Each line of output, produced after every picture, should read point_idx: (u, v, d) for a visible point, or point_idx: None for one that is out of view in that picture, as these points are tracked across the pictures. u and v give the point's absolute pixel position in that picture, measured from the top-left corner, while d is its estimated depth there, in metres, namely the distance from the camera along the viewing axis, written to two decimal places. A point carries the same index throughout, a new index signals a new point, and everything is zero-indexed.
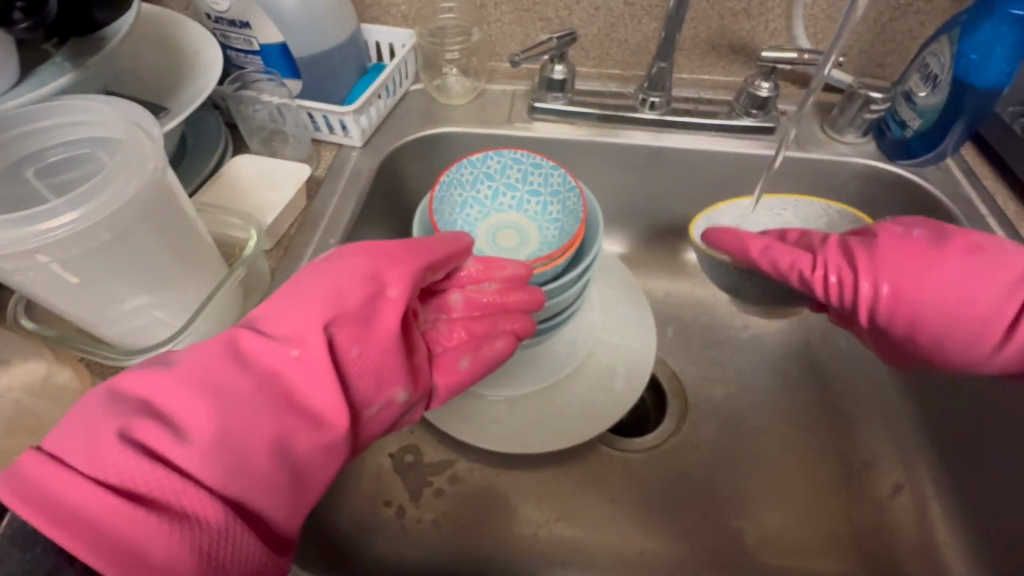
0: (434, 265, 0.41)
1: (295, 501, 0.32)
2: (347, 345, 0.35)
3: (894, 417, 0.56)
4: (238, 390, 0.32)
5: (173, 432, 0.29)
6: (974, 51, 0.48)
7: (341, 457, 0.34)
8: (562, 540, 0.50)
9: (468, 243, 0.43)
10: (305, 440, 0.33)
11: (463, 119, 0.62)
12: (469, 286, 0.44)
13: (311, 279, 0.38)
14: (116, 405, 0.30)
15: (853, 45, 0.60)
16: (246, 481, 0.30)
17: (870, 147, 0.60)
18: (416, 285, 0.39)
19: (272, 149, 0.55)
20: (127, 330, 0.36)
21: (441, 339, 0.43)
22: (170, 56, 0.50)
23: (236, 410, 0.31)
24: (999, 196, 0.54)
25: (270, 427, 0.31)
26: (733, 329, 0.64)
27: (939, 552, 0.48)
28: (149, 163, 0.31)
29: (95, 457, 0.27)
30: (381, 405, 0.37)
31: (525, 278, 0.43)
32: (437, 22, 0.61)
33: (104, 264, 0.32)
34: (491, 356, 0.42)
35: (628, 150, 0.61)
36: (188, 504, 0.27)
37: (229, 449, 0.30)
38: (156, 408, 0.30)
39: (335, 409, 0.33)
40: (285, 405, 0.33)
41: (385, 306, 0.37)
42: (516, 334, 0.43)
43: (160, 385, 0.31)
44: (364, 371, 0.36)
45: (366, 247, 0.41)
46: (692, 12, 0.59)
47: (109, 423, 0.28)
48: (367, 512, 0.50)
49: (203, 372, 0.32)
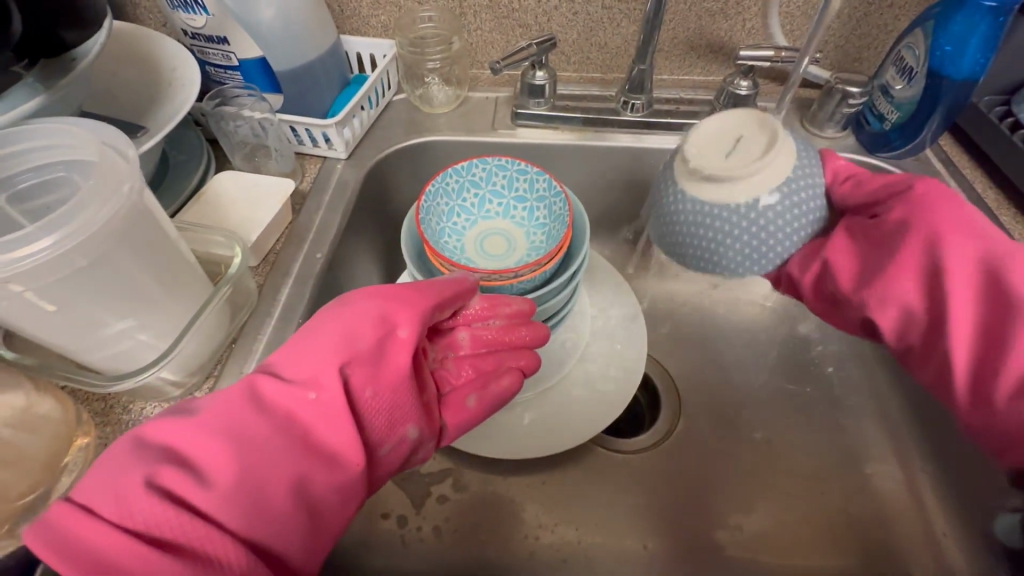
0: (441, 305, 0.40)
1: (313, 543, 0.32)
2: (362, 386, 0.35)
3: (887, 408, 0.56)
4: (257, 433, 0.31)
5: (195, 477, 0.29)
6: (947, 44, 0.49)
7: (357, 497, 0.34)
8: (563, 543, 0.50)
9: (471, 284, 0.41)
10: (322, 481, 0.32)
11: (447, 127, 0.63)
12: (475, 324, 0.43)
13: (326, 323, 0.38)
14: (138, 452, 0.30)
15: (830, 41, 0.60)
16: (267, 524, 0.30)
17: (849, 141, 0.61)
18: (427, 326, 0.39)
19: (256, 165, 0.55)
20: (110, 356, 0.35)
21: (450, 378, 0.43)
22: (146, 73, 0.50)
23: (257, 454, 0.31)
24: (979, 184, 0.55)
25: (290, 469, 0.31)
26: (725, 326, 0.64)
27: (938, 543, 0.48)
28: (124, 185, 0.31)
29: (123, 505, 0.27)
30: (393, 444, 0.36)
31: (529, 313, 0.43)
32: (417, 32, 0.60)
33: (84, 292, 0.31)
34: (497, 395, 0.41)
35: (612, 153, 0.61)
36: (212, 550, 0.27)
37: (248, 493, 0.30)
38: (180, 454, 0.30)
39: (353, 450, 0.33)
40: (304, 447, 0.32)
41: (396, 347, 0.37)
42: (521, 370, 0.43)
43: (181, 430, 0.31)
44: (377, 411, 0.35)
45: (374, 290, 0.41)
46: (670, 14, 0.60)
47: (134, 471, 0.28)
48: (366, 525, 0.50)
49: (224, 418, 0.32)
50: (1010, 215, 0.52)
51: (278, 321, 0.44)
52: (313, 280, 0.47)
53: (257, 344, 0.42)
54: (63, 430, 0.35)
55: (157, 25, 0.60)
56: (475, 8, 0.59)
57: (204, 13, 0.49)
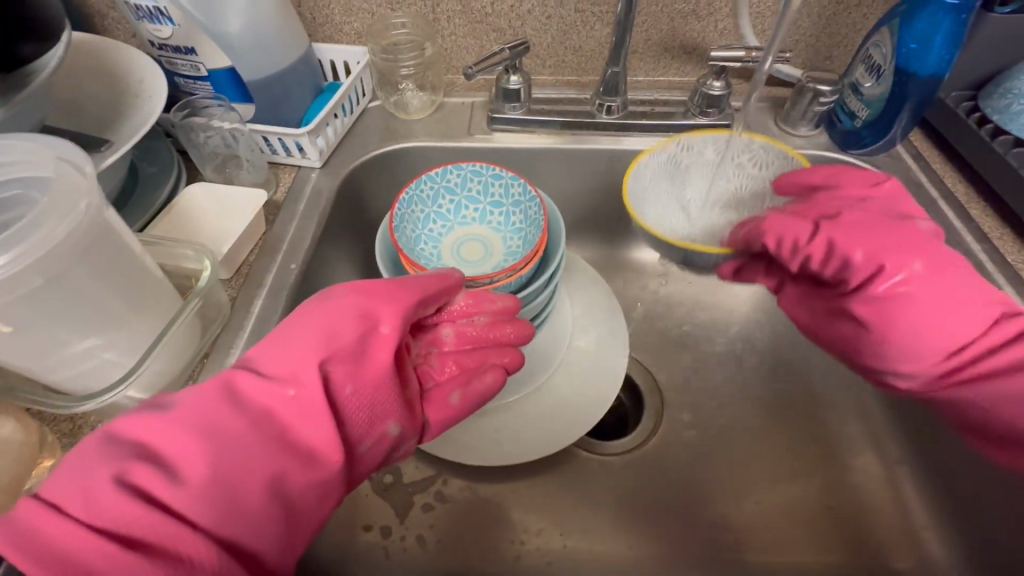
0: (424, 301, 0.39)
1: (289, 541, 0.31)
2: (342, 383, 0.35)
3: (865, 402, 0.57)
4: (233, 432, 0.31)
5: (168, 475, 0.29)
6: (912, 42, 0.49)
7: (335, 494, 0.34)
8: (551, 551, 0.50)
9: (456, 279, 0.42)
10: (300, 478, 0.32)
11: (423, 133, 0.62)
12: (459, 320, 0.43)
13: (305, 318, 0.37)
14: (110, 451, 0.29)
15: (800, 41, 0.61)
16: (241, 523, 0.29)
17: (822, 139, 0.61)
18: (410, 322, 0.38)
19: (227, 176, 0.54)
20: (75, 375, 0.35)
21: (433, 373, 0.43)
22: (111, 86, 0.49)
23: (232, 451, 0.30)
24: (948, 178, 0.56)
25: (266, 467, 0.31)
26: (704, 324, 0.65)
27: (916, 534, 0.49)
28: (80, 203, 0.31)
29: (92, 503, 0.26)
30: (374, 440, 0.36)
31: (514, 311, 0.43)
32: (389, 39, 0.59)
33: (42, 310, 0.30)
34: (480, 392, 0.41)
35: (589, 156, 0.62)
36: (182, 548, 0.27)
37: (222, 491, 0.29)
38: (152, 451, 0.29)
39: (332, 448, 0.33)
40: (281, 446, 0.32)
41: (378, 343, 0.37)
42: (504, 367, 0.42)
43: (155, 429, 0.30)
44: (357, 408, 0.35)
45: (356, 285, 0.40)
46: (642, 16, 0.60)
47: (104, 469, 0.28)
48: (347, 540, 0.49)
49: (199, 415, 0.31)
50: (979, 208, 0.53)
51: (251, 334, 0.43)
52: (286, 290, 0.46)
53: (230, 358, 0.42)
54: (25, 453, 0.34)
55: (126, 37, 0.60)
56: (448, 14, 0.59)
57: (170, 23, 0.48)
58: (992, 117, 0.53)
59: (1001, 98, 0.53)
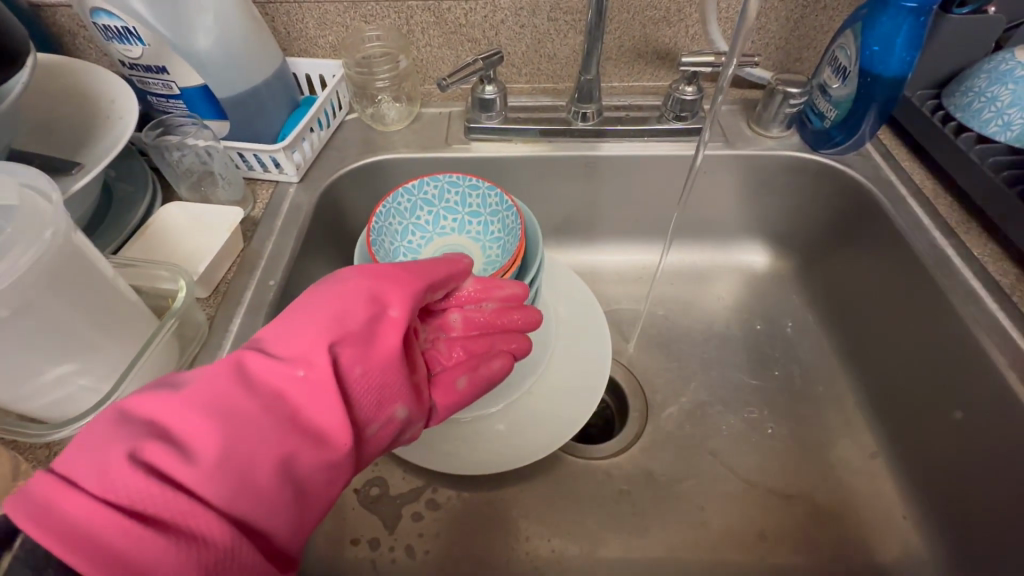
0: (433, 286, 0.40)
1: (298, 522, 0.31)
2: (351, 364, 0.34)
3: (843, 397, 0.58)
4: (244, 411, 0.30)
5: (181, 453, 0.28)
6: (875, 44, 0.51)
7: (344, 476, 0.33)
8: (540, 556, 0.50)
9: (467, 264, 0.43)
10: (311, 458, 0.31)
11: (401, 144, 0.63)
12: (468, 305, 0.43)
13: (313, 302, 0.37)
14: (122, 427, 0.28)
15: (769, 44, 0.62)
16: (254, 502, 0.29)
17: (794, 139, 0.62)
18: (417, 306, 0.39)
19: (203, 195, 0.54)
20: (51, 403, 0.34)
21: (441, 358, 0.43)
22: (81, 107, 0.48)
23: (244, 431, 0.30)
24: (916, 175, 0.57)
25: (278, 446, 0.30)
26: (685, 325, 0.66)
27: (896, 525, 0.50)
28: (45, 230, 0.31)
29: (104, 476, 0.25)
30: (382, 423, 0.36)
31: (523, 297, 0.43)
32: (363, 52, 0.60)
33: (13, 340, 0.30)
34: (488, 376, 0.41)
35: (565, 162, 0.62)
36: (195, 525, 0.26)
37: (236, 467, 0.28)
38: (164, 429, 0.29)
39: (342, 429, 0.32)
40: (291, 425, 0.32)
41: (387, 327, 0.37)
42: (512, 354, 0.43)
43: (167, 406, 0.29)
44: (366, 390, 0.35)
45: (364, 268, 0.40)
46: (613, 24, 0.61)
47: (118, 445, 0.27)
48: (333, 555, 0.49)
49: (210, 394, 0.31)
50: (947, 204, 0.54)
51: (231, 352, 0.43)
52: (265, 308, 0.46)
53: None
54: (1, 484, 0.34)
55: (98, 56, 0.59)
56: (422, 25, 0.60)
57: (141, 43, 0.48)
58: (955, 115, 0.55)
59: (962, 96, 0.54)
